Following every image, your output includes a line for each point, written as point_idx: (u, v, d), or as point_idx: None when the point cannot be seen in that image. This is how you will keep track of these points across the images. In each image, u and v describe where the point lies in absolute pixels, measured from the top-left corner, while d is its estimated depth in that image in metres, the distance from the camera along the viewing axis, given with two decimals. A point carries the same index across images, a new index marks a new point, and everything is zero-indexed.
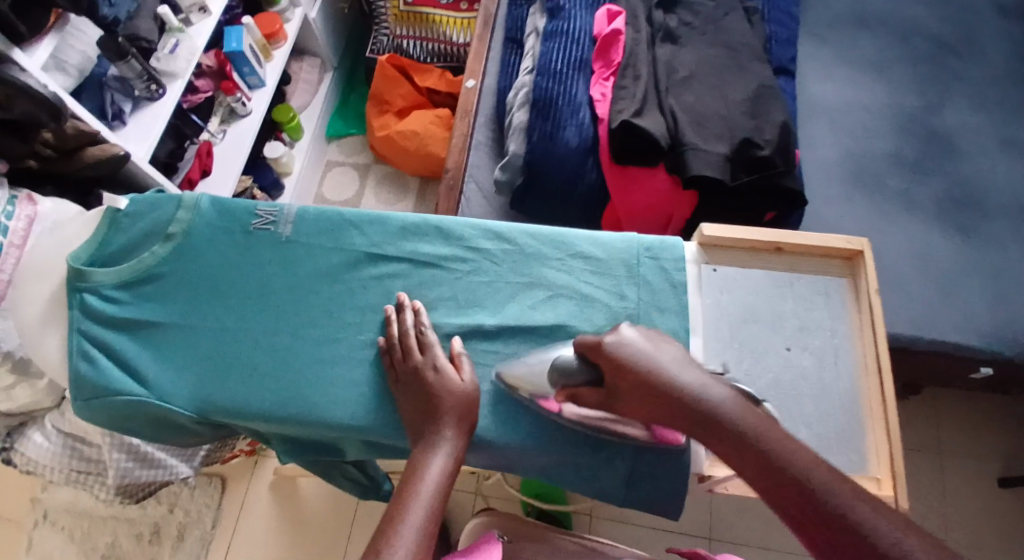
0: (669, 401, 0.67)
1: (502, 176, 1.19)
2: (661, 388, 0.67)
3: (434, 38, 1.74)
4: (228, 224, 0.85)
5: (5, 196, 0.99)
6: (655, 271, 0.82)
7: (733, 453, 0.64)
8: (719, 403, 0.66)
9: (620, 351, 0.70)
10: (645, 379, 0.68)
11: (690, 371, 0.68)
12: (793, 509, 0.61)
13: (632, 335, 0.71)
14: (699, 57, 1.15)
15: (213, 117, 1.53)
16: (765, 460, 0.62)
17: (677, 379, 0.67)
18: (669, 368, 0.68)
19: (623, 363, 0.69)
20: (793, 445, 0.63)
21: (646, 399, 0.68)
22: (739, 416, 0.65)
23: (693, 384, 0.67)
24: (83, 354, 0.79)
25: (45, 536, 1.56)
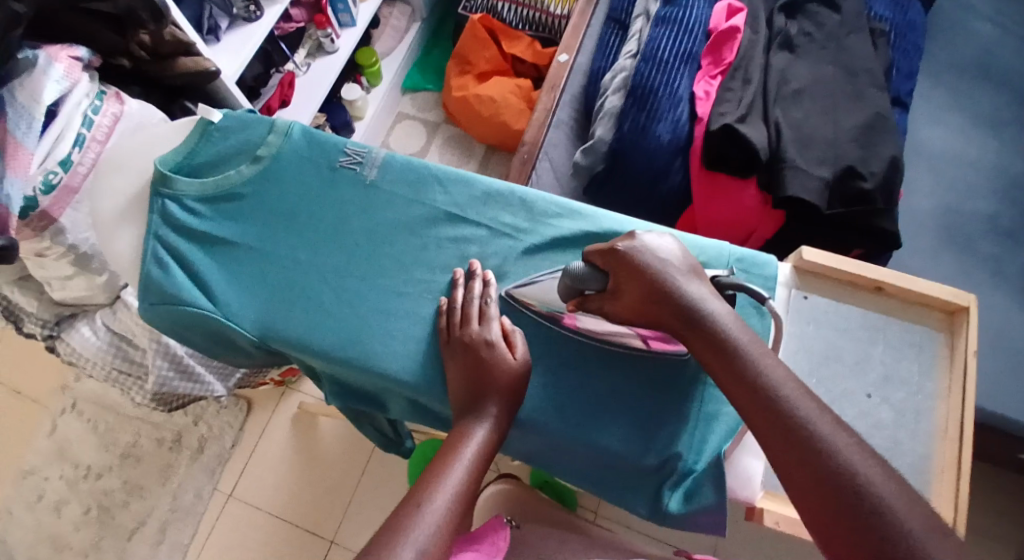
0: (672, 303, 0.69)
1: (583, 160, 1.15)
2: (662, 289, 0.69)
3: (532, 6, 1.70)
4: (317, 157, 0.84)
5: (95, 90, 0.98)
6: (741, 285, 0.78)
7: (723, 364, 0.66)
8: (720, 316, 0.67)
9: (632, 252, 0.71)
10: (653, 278, 0.70)
11: (695, 284, 0.70)
12: (758, 421, 0.62)
13: (655, 243, 0.72)
14: (814, 74, 1.11)
15: (302, 48, 1.52)
16: (746, 375, 0.64)
17: (682, 287, 0.69)
18: (684, 281, 0.70)
19: (632, 264, 0.71)
20: (772, 362, 0.64)
21: (648, 298, 0.70)
22: (731, 331, 0.67)
23: (698, 295, 0.69)
24: (156, 259, 0.79)
25: (69, 424, 1.60)
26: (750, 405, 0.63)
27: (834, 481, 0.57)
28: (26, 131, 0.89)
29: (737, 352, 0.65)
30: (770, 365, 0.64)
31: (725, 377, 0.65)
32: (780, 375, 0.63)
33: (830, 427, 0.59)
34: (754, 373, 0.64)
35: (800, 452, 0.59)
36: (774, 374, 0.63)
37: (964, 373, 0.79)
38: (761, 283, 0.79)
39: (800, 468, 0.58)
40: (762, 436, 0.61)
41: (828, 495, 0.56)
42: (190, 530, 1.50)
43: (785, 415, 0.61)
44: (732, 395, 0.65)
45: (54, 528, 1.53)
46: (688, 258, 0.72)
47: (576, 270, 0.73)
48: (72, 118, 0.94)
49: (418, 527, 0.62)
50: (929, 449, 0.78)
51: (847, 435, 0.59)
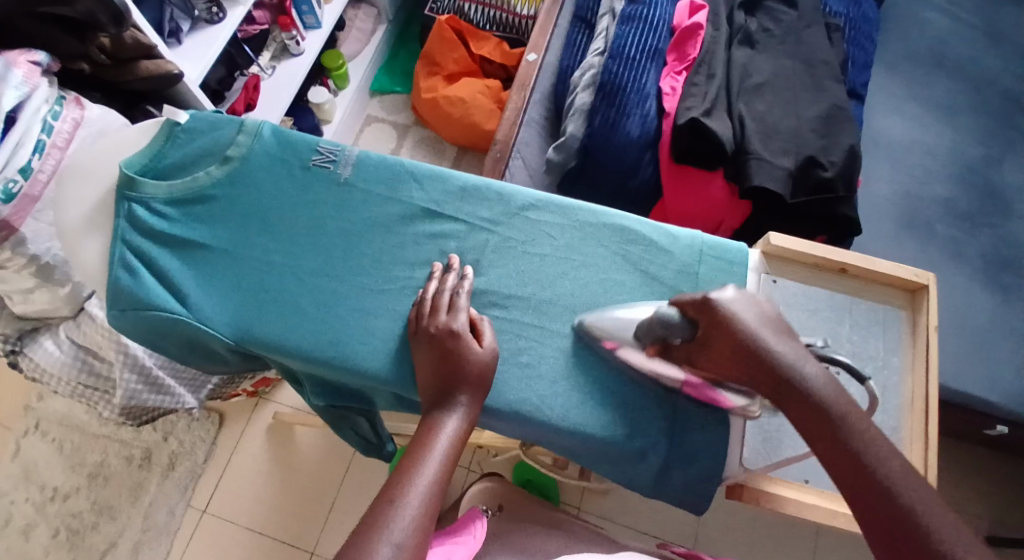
0: (771, 365, 0.64)
1: (556, 156, 1.15)
2: (757, 352, 0.65)
3: (497, 6, 1.70)
4: (289, 156, 0.82)
5: (54, 95, 0.96)
6: (716, 269, 0.79)
7: (824, 432, 0.62)
8: (818, 378, 0.64)
9: (727, 311, 0.67)
10: (747, 341, 0.65)
11: (788, 346, 0.65)
12: (860, 494, 0.59)
13: (743, 301, 0.67)
14: (775, 67, 1.13)
15: (266, 52, 1.50)
16: (847, 444, 0.61)
17: (776, 351, 0.65)
18: (768, 338, 0.65)
19: (726, 324, 0.66)
20: (874, 434, 0.61)
21: (739, 361, 0.66)
22: (829, 395, 0.63)
23: (794, 358, 0.64)
24: (123, 264, 0.77)
25: (34, 445, 1.55)
26: (851, 478, 0.60)
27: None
28: None
29: (837, 419, 0.62)
30: (871, 435, 0.61)
31: (820, 441, 0.62)
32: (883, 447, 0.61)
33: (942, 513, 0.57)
34: (855, 442, 0.61)
35: (909, 539, 0.56)
36: (875, 445, 0.61)
37: (927, 347, 0.81)
38: (734, 271, 0.80)
39: (887, 528, 0.57)
40: (867, 514, 0.59)
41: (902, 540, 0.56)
42: (163, 548, 1.47)
43: (891, 493, 0.58)
44: (829, 462, 0.62)
45: (20, 553, 1.48)
46: (774, 313, 0.68)
47: (668, 319, 0.70)
48: (31, 124, 0.92)
49: (392, 522, 0.62)
50: (900, 421, 0.80)
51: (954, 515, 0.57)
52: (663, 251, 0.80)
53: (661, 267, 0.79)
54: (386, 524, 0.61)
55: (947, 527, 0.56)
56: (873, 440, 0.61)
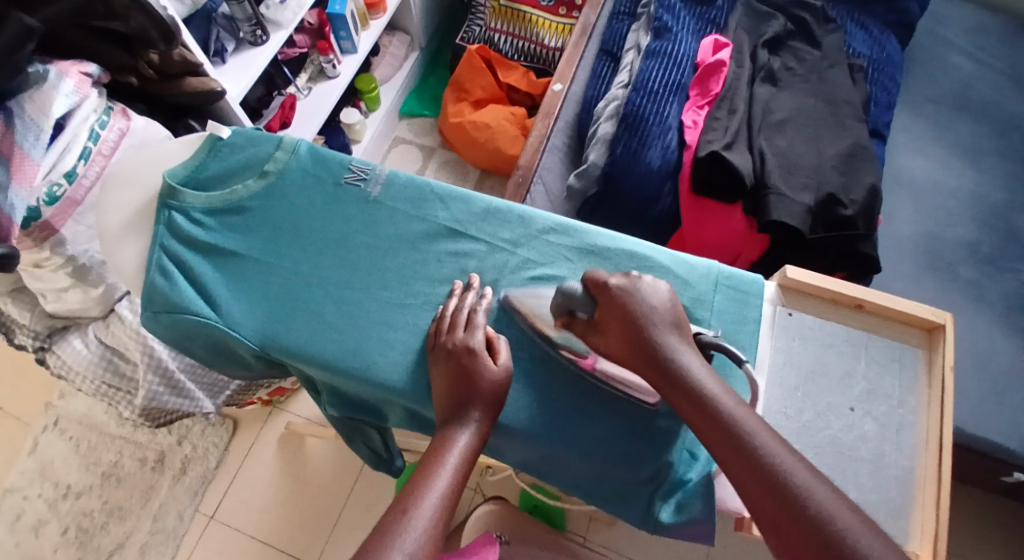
0: (652, 348, 0.71)
1: (577, 183, 1.19)
2: (640, 337, 0.71)
3: (525, 37, 1.77)
4: (323, 173, 0.86)
5: (103, 105, 1.02)
6: (732, 301, 0.81)
7: (699, 414, 0.67)
8: (693, 365, 0.69)
9: (625, 296, 0.73)
10: (634, 325, 0.72)
11: (672, 336, 0.71)
12: (730, 464, 0.65)
13: (646, 286, 0.74)
14: (797, 104, 1.16)
15: (303, 73, 1.57)
16: (718, 419, 0.66)
17: (660, 337, 0.71)
18: (656, 324, 0.72)
19: (620, 309, 0.72)
20: (745, 409, 0.67)
21: (627, 342, 0.72)
22: (704, 380, 0.69)
23: (673, 346, 0.71)
24: (160, 268, 0.81)
25: (52, 441, 1.59)
26: (721, 449, 0.66)
27: (809, 522, 0.60)
28: (32, 143, 0.92)
29: (709, 401, 0.67)
30: (741, 413, 0.67)
31: (697, 420, 0.68)
32: (750, 419, 0.66)
33: (805, 473, 0.62)
34: (728, 418, 0.66)
35: (777, 502, 0.62)
36: (743, 420, 0.66)
37: (944, 389, 0.82)
38: (751, 303, 0.81)
39: (768, 496, 0.62)
40: (737, 477, 0.64)
41: (778, 505, 0.61)
42: (171, 552, 1.49)
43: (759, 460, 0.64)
44: (705, 436, 0.67)
45: (31, 549, 1.50)
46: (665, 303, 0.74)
47: (571, 292, 0.75)
48: (79, 132, 0.98)
49: (404, 531, 0.64)
50: (913, 461, 0.80)
51: (821, 480, 0.62)
52: (680, 280, 0.82)
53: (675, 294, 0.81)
54: (398, 534, 0.63)
55: (808, 484, 0.62)
56: (739, 411, 0.67)
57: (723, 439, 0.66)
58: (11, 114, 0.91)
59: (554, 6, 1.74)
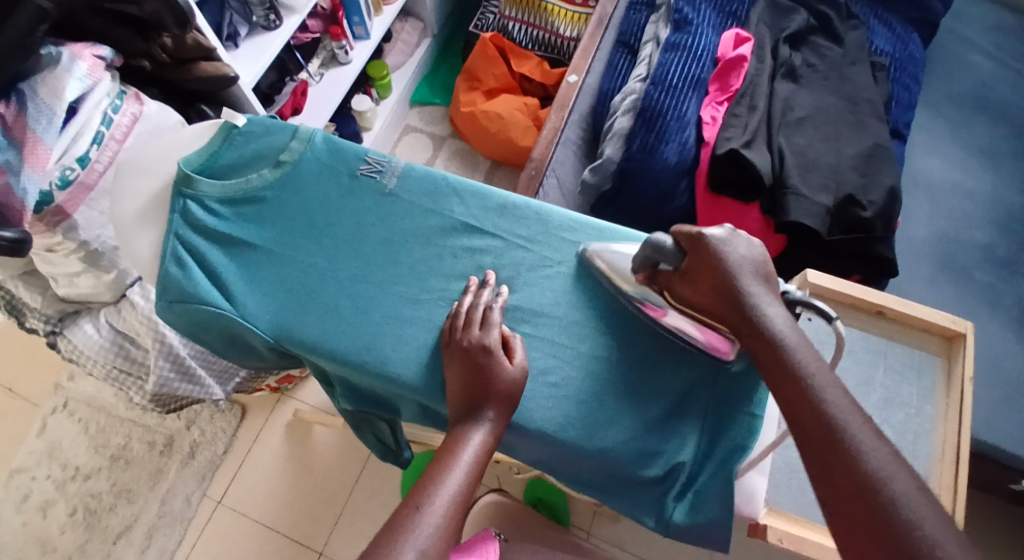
0: (738, 297, 0.68)
1: (591, 178, 1.18)
2: (729, 283, 0.68)
3: (541, 27, 1.75)
4: (339, 165, 0.85)
5: (116, 89, 1.02)
6: None
7: (780, 369, 0.64)
8: (781, 319, 0.66)
9: (715, 245, 0.70)
10: (722, 276, 0.69)
11: (760, 287, 0.69)
12: (803, 427, 0.62)
13: (739, 238, 0.71)
14: (817, 102, 1.15)
15: (315, 59, 1.56)
16: (797, 376, 0.63)
17: (750, 289, 0.68)
18: (745, 277, 0.69)
19: (709, 257, 0.70)
20: (828, 376, 0.63)
21: (714, 290, 0.69)
22: (789, 336, 0.66)
23: (760, 297, 0.68)
24: (175, 257, 0.80)
25: (60, 422, 1.61)
26: (789, 397, 0.63)
27: (880, 502, 0.57)
28: (45, 127, 0.92)
29: (793, 358, 0.64)
30: (818, 369, 0.64)
31: (776, 375, 0.65)
32: (829, 380, 0.63)
33: (871, 440, 0.59)
34: (810, 382, 0.63)
35: (848, 476, 0.58)
36: (820, 376, 0.63)
37: (961, 397, 0.81)
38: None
39: (840, 469, 0.59)
40: (806, 438, 0.61)
41: (849, 481, 0.58)
42: (176, 534, 1.51)
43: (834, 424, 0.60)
44: (783, 394, 0.64)
45: (39, 529, 1.53)
46: (757, 259, 0.70)
47: (661, 245, 0.73)
48: (91, 116, 0.98)
49: (417, 528, 0.64)
50: (927, 470, 0.80)
51: (888, 449, 0.59)
52: None
53: None
54: (411, 535, 0.63)
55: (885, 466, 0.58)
56: (821, 377, 0.63)
57: (802, 402, 0.62)
58: (23, 98, 0.91)
59: None
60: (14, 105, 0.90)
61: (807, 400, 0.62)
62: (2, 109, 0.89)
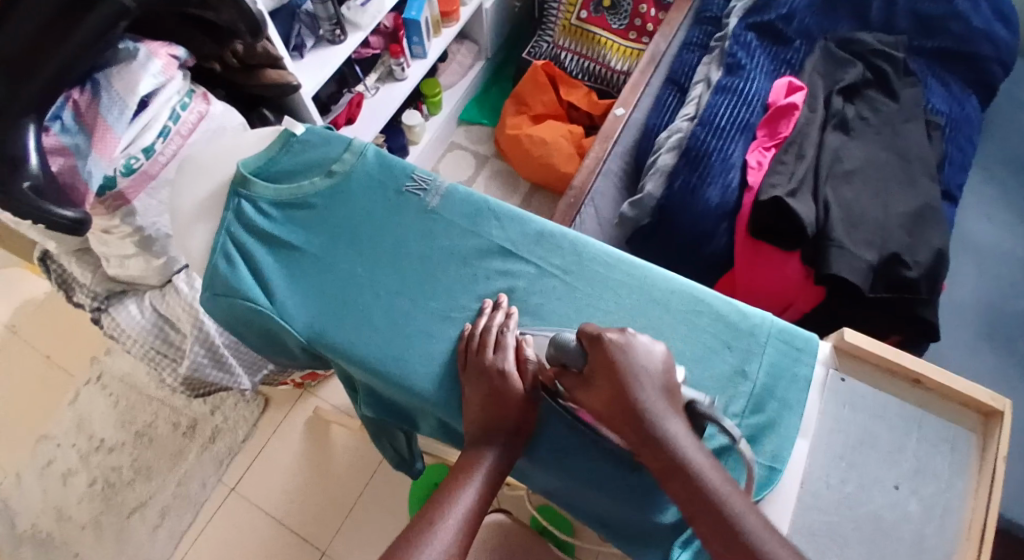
0: (645, 418, 0.68)
1: (630, 212, 1.18)
2: (632, 401, 0.68)
3: (590, 58, 1.78)
4: (387, 180, 0.87)
5: (186, 88, 1.08)
6: (787, 359, 0.76)
7: (690, 493, 0.66)
8: (684, 439, 0.67)
9: (611, 355, 0.69)
10: (621, 391, 0.69)
11: (664, 403, 0.69)
12: (714, 545, 0.65)
13: (636, 348, 0.70)
14: (867, 155, 1.16)
15: (372, 73, 1.62)
16: (703, 498, 0.66)
17: (647, 403, 0.68)
18: (644, 390, 0.68)
19: (608, 371, 0.69)
20: (732, 490, 0.66)
21: (614, 404, 0.69)
22: (692, 456, 0.67)
23: (658, 412, 0.68)
24: (224, 253, 0.83)
25: (93, 394, 1.68)
26: (699, 517, 0.66)
27: None
28: (117, 118, 0.99)
29: (700, 481, 0.66)
30: (721, 483, 0.66)
31: (682, 496, 0.67)
32: (734, 497, 0.65)
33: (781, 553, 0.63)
34: (716, 502, 0.65)
35: None
36: (725, 492, 0.66)
37: (995, 478, 0.75)
38: (804, 361, 0.77)
39: None
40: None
41: None
42: (190, 516, 1.56)
43: (747, 545, 0.63)
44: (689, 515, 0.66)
45: (58, 496, 1.59)
46: (660, 367, 0.70)
47: (564, 345, 0.72)
48: (161, 111, 1.05)
49: (430, 539, 0.66)
50: (953, 547, 0.74)
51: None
52: (732, 329, 0.77)
53: (726, 341, 0.76)
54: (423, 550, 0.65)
55: None
56: (727, 494, 0.66)
57: (709, 523, 0.65)
58: (99, 87, 0.98)
59: (624, 29, 1.74)
60: (89, 93, 0.97)
61: (715, 519, 0.65)
62: (77, 96, 0.97)
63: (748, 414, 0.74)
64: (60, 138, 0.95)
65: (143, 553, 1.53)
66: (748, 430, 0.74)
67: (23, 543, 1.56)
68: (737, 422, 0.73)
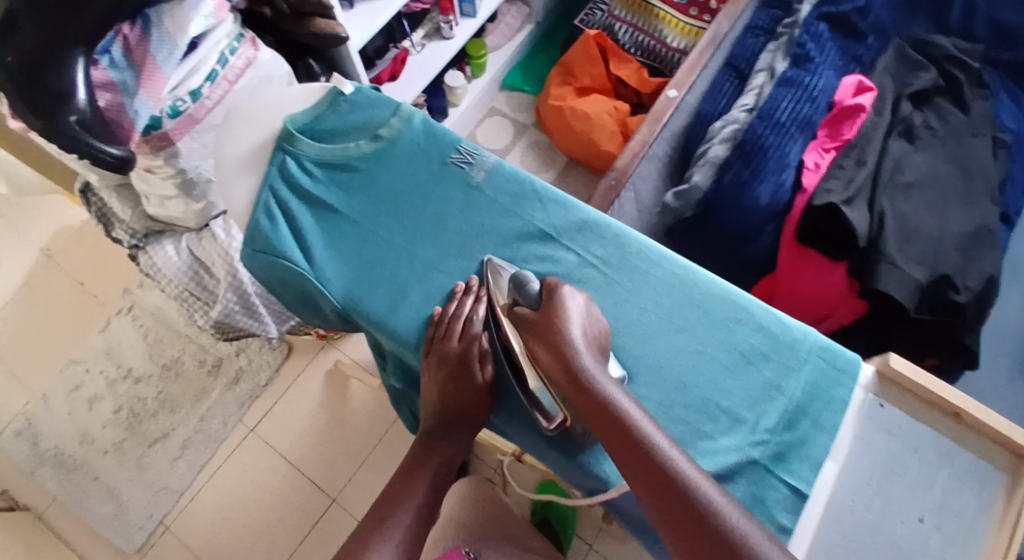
0: (576, 372, 0.68)
1: (674, 203, 1.16)
2: (570, 357, 0.69)
3: (647, 33, 1.73)
4: (432, 149, 0.85)
5: (235, 32, 1.05)
6: (827, 379, 0.74)
7: (627, 447, 0.64)
8: (613, 386, 0.68)
9: (553, 311, 0.72)
10: (558, 343, 0.69)
11: (592, 355, 0.70)
12: (653, 497, 0.62)
13: (569, 304, 0.72)
14: (930, 167, 1.11)
15: (419, 30, 1.58)
16: (631, 441, 0.64)
17: (581, 358, 0.69)
18: (579, 344, 0.69)
19: (544, 326, 0.71)
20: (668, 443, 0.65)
21: (552, 358, 0.69)
22: (621, 402, 0.67)
23: (592, 367, 0.68)
24: (265, 211, 0.82)
25: (123, 324, 1.71)
26: (635, 468, 0.64)
27: None
28: (165, 57, 0.97)
29: (636, 431, 0.65)
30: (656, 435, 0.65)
31: (619, 450, 0.65)
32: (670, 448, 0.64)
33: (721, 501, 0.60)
34: (653, 453, 0.64)
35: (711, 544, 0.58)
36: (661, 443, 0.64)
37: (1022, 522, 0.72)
38: (843, 381, 0.74)
39: (702, 539, 0.59)
40: (658, 510, 0.61)
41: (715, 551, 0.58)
42: (209, 452, 1.60)
43: (685, 493, 0.61)
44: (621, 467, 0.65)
45: (84, 421, 1.64)
46: (598, 332, 0.72)
47: (526, 286, 0.76)
48: (210, 54, 1.02)
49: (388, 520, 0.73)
50: None
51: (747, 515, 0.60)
52: (772, 340, 0.75)
53: (763, 353, 0.74)
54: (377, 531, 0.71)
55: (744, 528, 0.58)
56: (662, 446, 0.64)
57: (645, 472, 0.63)
58: (149, 25, 0.95)
59: (686, 5, 1.67)
60: (139, 28, 0.95)
61: (652, 468, 0.63)
62: (127, 31, 0.95)
63: (778, 431, 0.72)
64: (108, 73, 0.95)
65: (161, 482, 1.58)
66: (777, 447, 0.72)
67: (44, 461, 1.61)
68: (767, 438, 0.71)
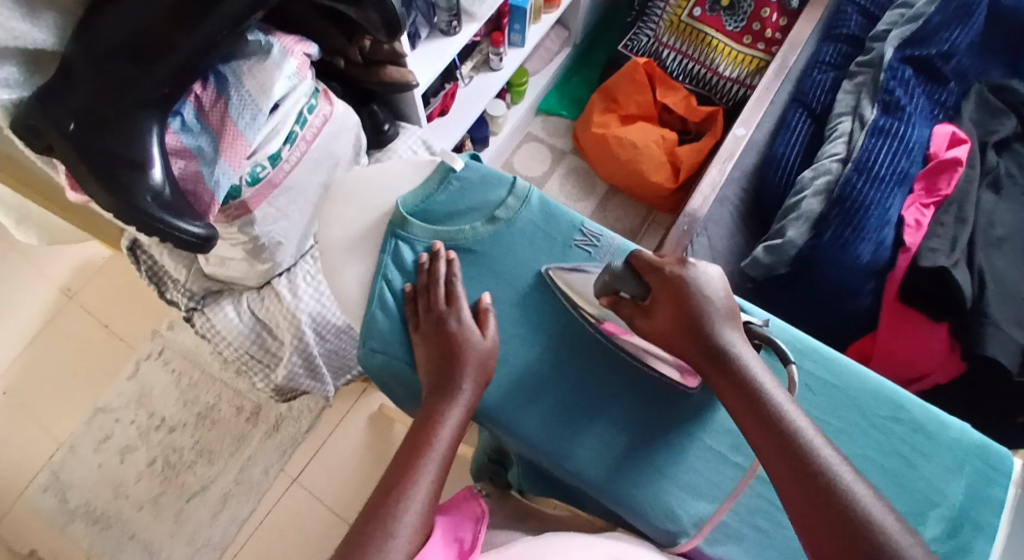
0: (705, 336, 0.68)
1: (766, 258, 1.11)
2: (701, 321, 0.69)
3: (699, 61, 1.67)
4: (552, 231, 0.81)
5: (311, 91, 1.01)
6: (986, 483, 0.72)
7: (756, 412, 0.65)
8: (751, 359, 0.67)
9: (685, 274, 0.71)
10: (690, 306, 0.69)
11: (730, 324, 0.69)
12: (776, 464, 0.62)
13: (701, 269, 0.72)
14: (1018, 220, 1.09)
15: (469, 61, 1.52)
16: (764, 411, 0.64)
17: (715, 325, 0.69)
18: (715, 314, 0.69)
19: (676, 290, 0.70)
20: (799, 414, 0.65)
21: (683, 319, 0.70)
22: (753, 370, 0.67)
23: (727, 336, 0.69)
24: (380, 303, 0.78)
25: (153, 369, 1.63)
26: (761, 432, 0.64)
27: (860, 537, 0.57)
28: (249, 121, 0.91)
29: (766, 399, 0.65)
30: (786, 405, 0.65)
31: (744, 413, 0.65)
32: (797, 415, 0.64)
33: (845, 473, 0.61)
34: (782, 420, 0.64)
35: (832, 513, 0.59)
36: (792, 413, 0.64)
37: None
38: (997, 480, 0.72)
39: (822, 508, 0.59)
40: (777, 474, 0.62)
41: (837, 520, 0.58)
42: (251, 505, 1.53)
43: (809, 462, 0.61)
44: (749, 435, 0.65)
45: (115, 472, 1.55)
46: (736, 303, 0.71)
47: (648, 241, 0.74)
48: (290, 114, 0.98)
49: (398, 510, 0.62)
50: None
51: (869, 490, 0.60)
52: (929, 440, 0.73)
53: (922, 453, 0.73)
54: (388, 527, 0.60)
55: (867, 504, 0.59)
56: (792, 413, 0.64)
57: (775, 440, 0.63)
58: (227, 84, 0.90)
59: (740, 32, 1.64)
60: (212, 88, 0.90)
61: (781, 437, 0.63)
62: (200, 92, 0.89)
63: (943, 537, 0.70)
64: (181, 138, 0.89)
65: (201, 537, 1.50)
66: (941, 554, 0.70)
67: (75, 516, 1.52)
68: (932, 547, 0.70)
